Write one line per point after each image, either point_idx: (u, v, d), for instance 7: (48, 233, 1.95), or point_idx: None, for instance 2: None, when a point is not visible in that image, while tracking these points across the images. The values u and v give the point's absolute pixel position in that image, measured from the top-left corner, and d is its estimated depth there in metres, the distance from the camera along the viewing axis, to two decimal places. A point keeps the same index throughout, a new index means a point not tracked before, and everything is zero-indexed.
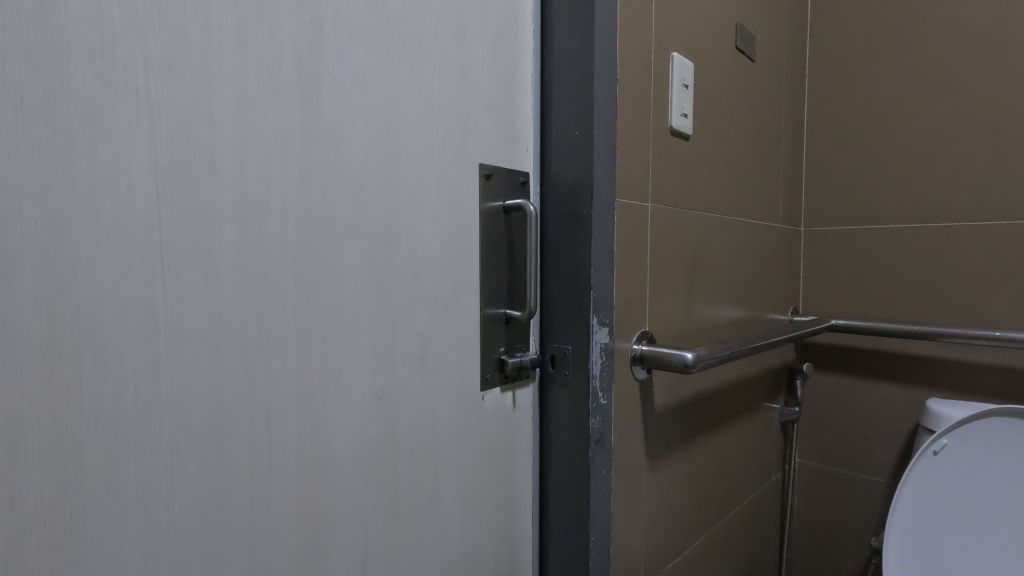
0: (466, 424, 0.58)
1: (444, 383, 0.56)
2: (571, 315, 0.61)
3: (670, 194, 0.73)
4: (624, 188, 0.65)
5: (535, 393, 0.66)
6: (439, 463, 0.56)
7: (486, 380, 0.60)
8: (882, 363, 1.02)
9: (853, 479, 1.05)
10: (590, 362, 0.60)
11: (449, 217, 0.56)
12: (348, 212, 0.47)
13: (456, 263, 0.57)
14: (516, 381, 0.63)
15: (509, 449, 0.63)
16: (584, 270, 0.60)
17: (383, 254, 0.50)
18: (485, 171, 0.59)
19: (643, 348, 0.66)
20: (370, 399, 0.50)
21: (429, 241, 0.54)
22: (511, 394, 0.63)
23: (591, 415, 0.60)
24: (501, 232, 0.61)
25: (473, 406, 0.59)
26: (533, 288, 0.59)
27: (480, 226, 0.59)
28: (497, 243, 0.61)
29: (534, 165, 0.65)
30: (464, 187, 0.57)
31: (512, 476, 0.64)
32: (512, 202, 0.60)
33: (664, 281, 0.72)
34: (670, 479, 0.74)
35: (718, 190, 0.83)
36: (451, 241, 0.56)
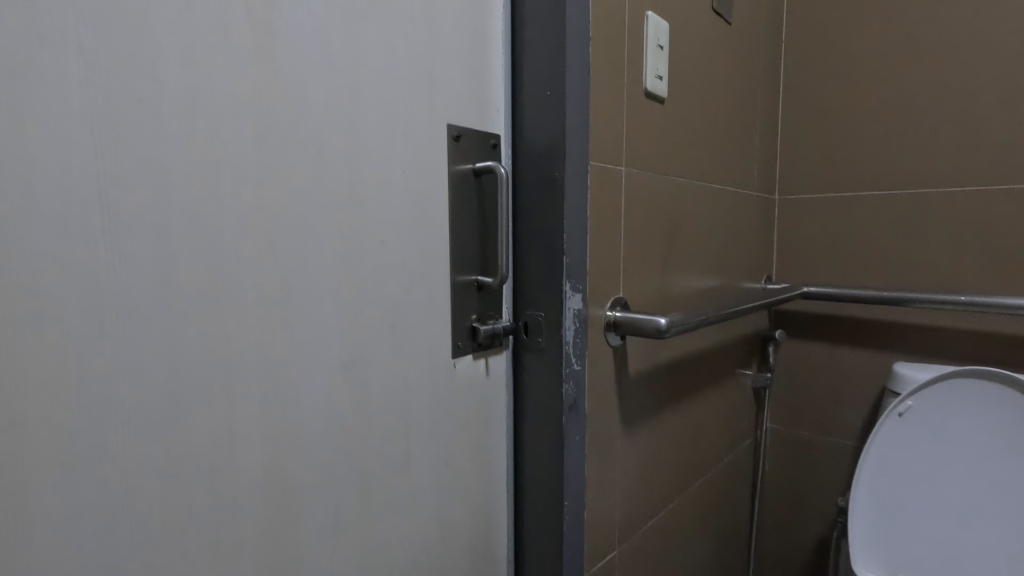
0: (438, 393, 0.57)
1: (415, 351, 0.55)
2: (545, 282, 0.60)
3: (646, 159, 0.72)
4: (598, 151, 0.64)
5: (509, 361, 0.65)
6: (411, 433, 0.55)
7: (458, 348, 0.59)
8: (852, 329, 1.03)
9: (822, 442, 1.08)
10: (562, 328, 0.59)
11: (417, 181, 0.54)
12: (307, 173, 0.45)
13: (425, 227, 0.55)
14: (489, 349, 0.62)
15: (483, 418, 0.63)
16: (557, 235, 0.59)
17: (348, 219, 0.48)
18: (454, 133, 0.57)
19: (617, 315, 0.65)
20: (337, 366, 0.48)
21: (397, 205, 0.52)
22: (484, 362, 0.62)
23: (565, 381, 0.60)
24: (472, 196, 0.60)
25: (445, 375, 0.58)
26: (505, 253, 0.57)
27: (450, 190, 0.57)
28: (468, 208, 0.59)
29: (505, 128, 0.63)
30: (433, 150, 0.55)
31: (485, 445, 0.63)
32: (482, 164, 0.58)
33: (638, 247, 0.72)
34: (645, 444, 0.75)
35: (694, 156, 0.83)
36: (420, 205, 0.54)
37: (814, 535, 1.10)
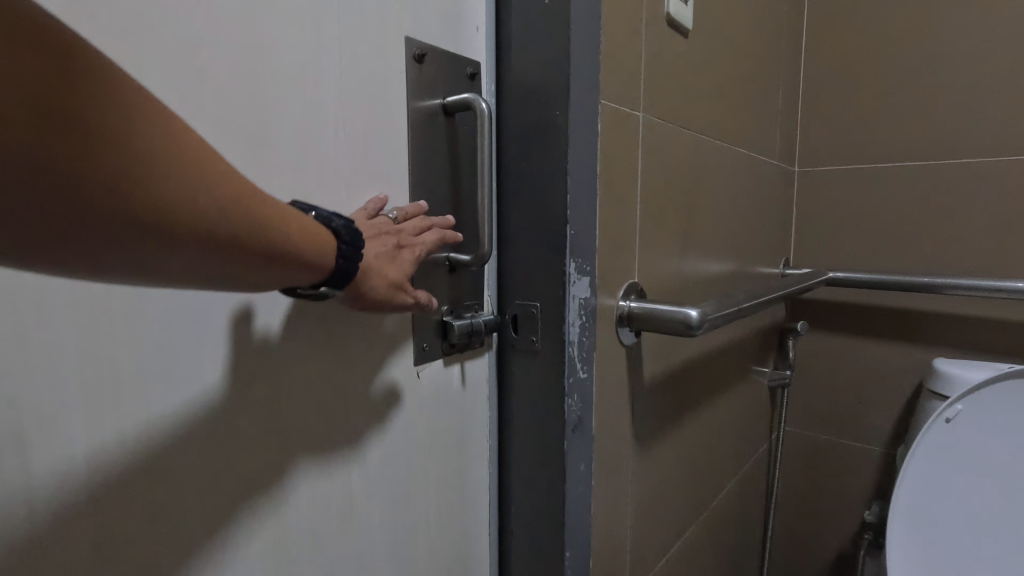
0: (397, 415, 0.42)
1: (362, 356, 0.39)
2: (539, 261, 0.45)
3: (664, 107, 0.57)
4: (610, 88, 0.48)
5: (493, 365, 0.50)
6: (354, 475, 0.39)
7: (424, 351, 0.44)
8: (883, 319, 0.90)
9: (843, 447, 0.96)
10: (566, 325, 0.44)
11: (357, 116, 0.38)
12: (180, 84, 0.29)
13: (373, 179, 0.40)
14: (465, 350, 0.47)
15: (458, 441, 0.48)
16: (558, 199, 0.43)
17: (251, 160, 0.32)
18: (416, 51, 0.41)
19: (632, 305, 0.50)
20: (237, 383, 0.32)
21: (328, 148, 0.36)
22: (460, 368, 0.47)
23: (568, 396, 0.45)
24: (441, 143, 0.44)
25: (406, 389, 0.42)
26: (487, 222, 0.42)
27: (410, 131, 0.42)
28: (435, 158, 0.44)
29: (487, 54, 0.47)
30: (385, 72, 0.39)
31: (461, 477, 0.48)
32: (455, 99, 0.43)
33: (655, 219, 0.56)
34: (660, 465, 0.60)
35: (715, 109, 0.68)
36: (365, 148, 0.39)
37: (833, 550, 0.98)
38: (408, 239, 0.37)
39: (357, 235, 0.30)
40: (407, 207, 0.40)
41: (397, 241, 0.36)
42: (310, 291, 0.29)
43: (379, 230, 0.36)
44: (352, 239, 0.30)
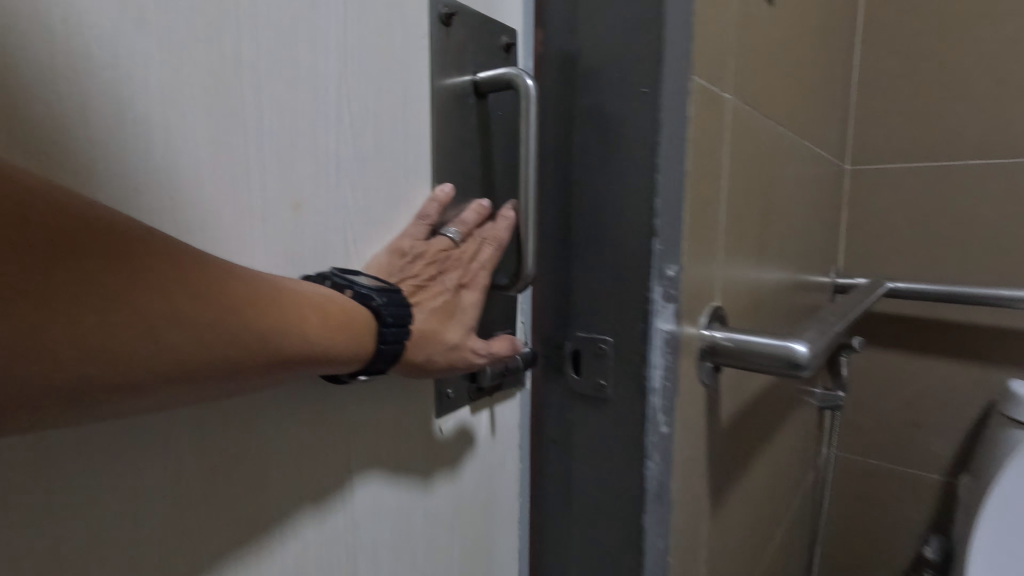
0: (415, 480, 0.32)
1: (371, 411, 0.30)
2: (614, 283, 0.34)
3: (754, 86, 0.45)
4: (706, 58, 0.37)
5: (526, 406, 0.41)
6: (358, 570, 0.30)
7: (446, 400, 0.34)
8: (951, 336, 0.80)
9: (897, 474, 0.87)
10: (649, 366, 0.34)
11: (369, 90, 0.28)
12: (107, 40, 0.19)
13: (388, 183, 0.30)
14: (495, 393, 0.38)
15: (487, 505, 0.38)
16: (641, 203, 0.33)
17: (223, 156, 0.22)
18: (442, 10, 0.31)
19: (718, 336, 0.40)
20: (198, 471, 0.22)
21: (329, 133, 0.26)
22: (489, 414, 0.38)
23: (648, 458, 0.34)
24: (471, 132, 0.34)
25: (424, 449, 0.33)
26: (530, 237, 0.31)
27: (434, 119, 0.32)
28: (464, 151, 0.34)
29: (525, 20, 0.37)
30: (402, 38, 0.29)
31: (490, 549, 0.39)
32: (490, 74, 0.32)
33: (739, 226, 0.46)
34: (730, 518, 0.51)
35: (796, 91, 0.56)
36: (378, 142, 0.29)
37: None
38: (470, 269, 0.31)
39: (404, 310, 0.26)
40: (468, 215, 0.32)
41: (457, 283, 0.30)
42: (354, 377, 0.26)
43: (437, 270, 0.30)
44: (397, 320, 0.25)
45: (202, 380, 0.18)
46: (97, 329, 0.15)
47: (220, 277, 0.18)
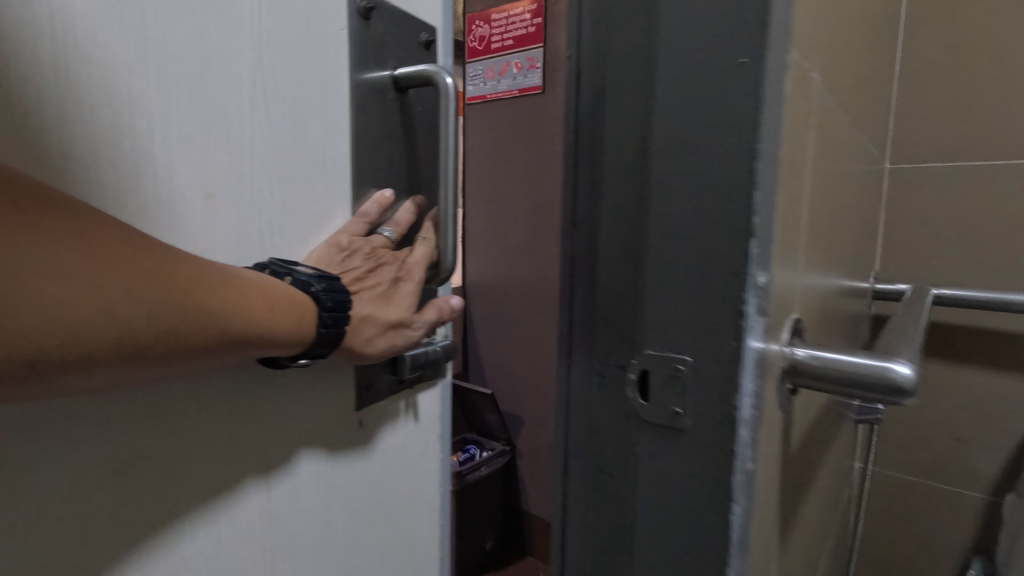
0: (337, 470, 0.35)
1: (296, 407, 0.32)
2: (701, 295, 0.29)
3: (830, 71, 0.40)
4: (802, 28, 0.31)
5: (437, 399, 0.45)
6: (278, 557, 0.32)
7: (368, 390, 0.37)
8: (995, 347, 0.76)
9: (934, 491, 0.82)
10: (740, 394, 0.28)
11: (296, 84, 0.31)
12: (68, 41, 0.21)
13: (311, 174, 0.32)
14: (414, 382, 0.41)
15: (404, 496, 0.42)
16: (735, 198, 0.27)
17: (166, 145, 0.25)
18: (363, 5, 0.35)
19: (801, 353, 0.35)
20: (104, 472, 0.23)
21: (262, 123, 0.29)
22: (407, 404, 0.42)
23: (734, 502, 0.29)
24: (392, 126, 0.37)
25: (347, 443, 0.36)
26: (450, 234, 0.37)
27: (351, 112, 0.34)
28: (384, 145, 0.37)
29: (443, 19, 0.41)
30: (323, 37, 0.32)
31: (409, 535, 0.42)
32: (409, 70, 0.36)
33: (814, 228, 0.41)
34: (792, 553, 0.45)
35: (860, 82, 0.52)
36: (303, 138, 0.31)
37: None
38: (405, 265, 0.37)
39: (341, 295, 0.30)
40: (400, 216, 0.37)
41: (393, 276, 0.36)
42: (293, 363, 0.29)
43: (374, 264, 0.35)
44: (335, 304, 0.29)
45: (156, 358, 0.21)
46: (70, 313, 0.18)
47: (174, 264, 0.22)
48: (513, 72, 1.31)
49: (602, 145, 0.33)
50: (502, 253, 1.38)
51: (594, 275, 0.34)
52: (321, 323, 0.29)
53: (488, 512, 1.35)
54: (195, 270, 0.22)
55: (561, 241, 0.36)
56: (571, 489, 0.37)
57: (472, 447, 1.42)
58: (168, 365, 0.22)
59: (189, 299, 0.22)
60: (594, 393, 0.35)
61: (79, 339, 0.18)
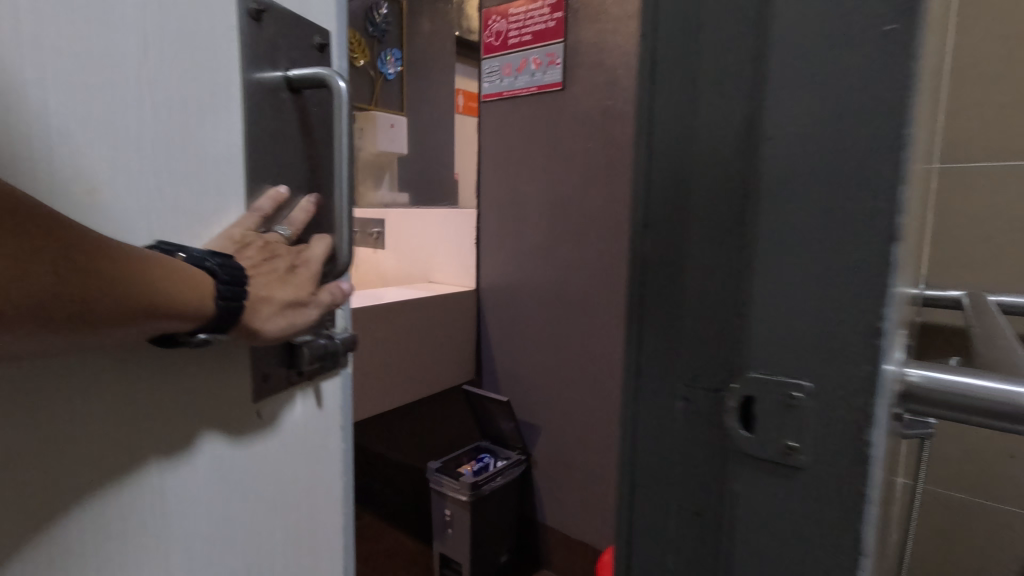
0: (225, 454, 0.45)
1: (207, 391, 0.43)
2: (826, 310, 0.24)
3: (929, 57, 0.36)
4: None
5: (346, 386, 0.60)
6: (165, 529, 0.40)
7: (266, 379, 0.49)
8: None
9: (987, 510, 0.78)
10: (874, 425, 0.24)
11: (179, 93, 0.38)
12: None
13: (205, 172, 0.41)
14: (318, 370, 0.54)
15: (316, 460, 0.56)
16: (872, 193, 0.23)
17: (75, 155, 0.33)
18: (253, 10, 0.43)
19: (916, 374, 0.30)
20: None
21: (147, 129, 0.37)
22: (318, 391, 0.56)
23: (861, 551, 0.25)
24: (293, 118, 0.48)
25: (263, 424, 0.49)
26: (346, 233, 0.47)
27: (244, 107, 0.43)
28: (291, 136, 0.48)
29: (333, 25, 0.52)
30: (208, 40, 0.40)
31: (326, 483, 0.58)
32: (301, 75, 0.46)
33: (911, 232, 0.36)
34: None
35: (932, 75, 0.48)
36: (185, 139, 0.39)
37: None
38: (300, 254, 0.46)
39: (231, 273, 0.38)
40: (296, 216, 0.47)
41: (287, 265, 0.45)
42: (192, 337, 0.37)
43: (267, 256, 0.43)
44: (229, 278, 0.38)
45: (75, 314, 0.29)
46: (40, 281, 0.27)
47: (81, 248, 0.29)
48: (531, 68, 1.27)
49: (683, 133, 0.29)
50: (518, 256, 1.34)
51: (676, 283, 0.30)
52: (216, 299, 0.37)
53: (503, 522, 1.31)
54: (115, 252, 0.31)
55: (629, 243, 0.32)
56: (645, 532, 0.32)
57: (486, 455, 1.38)
58: (89, 324, 0.29)
59: (94, 276, 0.29)
60: (672, 420, 0.30)
61: (48, 301, 0.27)
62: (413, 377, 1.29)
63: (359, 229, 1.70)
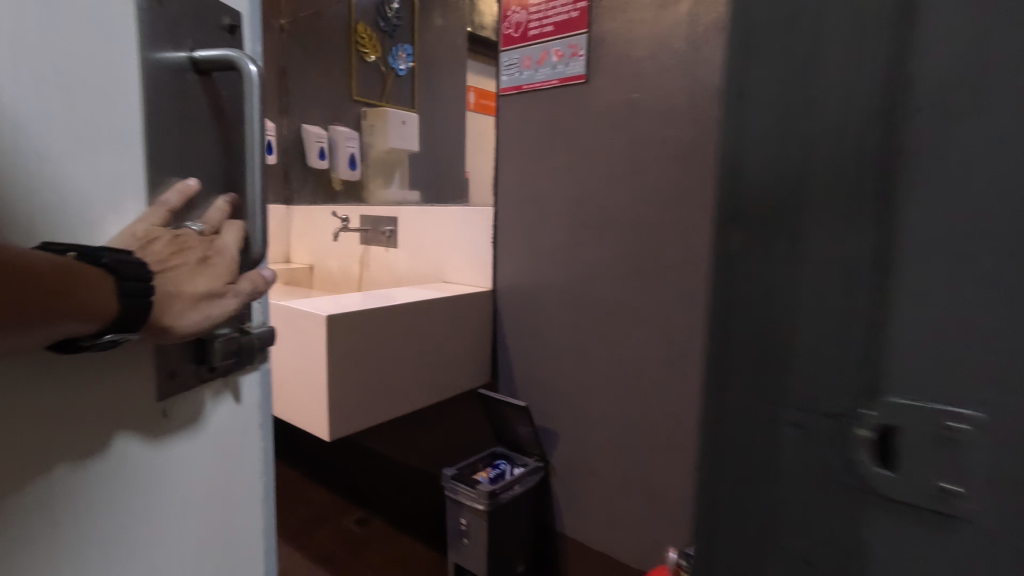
0: (116, 457, 0.41)
1: (103, 393, 0.39)
2: (970, 337, 0.27)
3: None
4: None
5: (267, 386, 0.55)
6: (37, 538, 0.36)
7: (175, 379, 0.45)
8: None
9: None
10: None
11: (53, 72, 0.35)
12: None
13: (101, 159, 0.38)
14: (239, 370, 0.50)
15: (235, 462, 0.52)
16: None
17: None
18: None
19: None
20: None
21: (15, 111, 0.33)
22: (239, 391, 0.52)
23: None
24: (204, 103, 0.44)
25: (167, 425, 0.45)
26: (258, 223, 0.45)
27: (143, 88, 0.40)
28: (203, 122, 0.44)
29: (246, 7, 0.49)
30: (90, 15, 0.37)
31: (246, 489, 0.54)
32: (208, 55, 0.42)
33: None
34: None
35: None
36: (70, 127, 0.36)
37: None
38: (211, 247, 0.43)
39: (127, 272, 0.36)
40: (209, 214, 0.44)
41: (199, 257, 0.42)
42: (96, 340, 0.35)
43: (176, 249, 0.41)
44: (121, 275, 0.35)
45: None
46: None
47: None
48: (552, 61, 1.22)
49: (796, 175, 0.31)
50: (537, 255, 1.29)
51: (785, 311, 0.32)
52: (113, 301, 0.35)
53: (521, 532, 1.26)
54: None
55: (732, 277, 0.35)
56: (761, 525, 0.35)
57: (503, 462, 1.33)
58: None
59: None
60: (779, 440, 0.33)
61: None
62: (427, 381, 1.25)
63: (371, 227, 1.65)
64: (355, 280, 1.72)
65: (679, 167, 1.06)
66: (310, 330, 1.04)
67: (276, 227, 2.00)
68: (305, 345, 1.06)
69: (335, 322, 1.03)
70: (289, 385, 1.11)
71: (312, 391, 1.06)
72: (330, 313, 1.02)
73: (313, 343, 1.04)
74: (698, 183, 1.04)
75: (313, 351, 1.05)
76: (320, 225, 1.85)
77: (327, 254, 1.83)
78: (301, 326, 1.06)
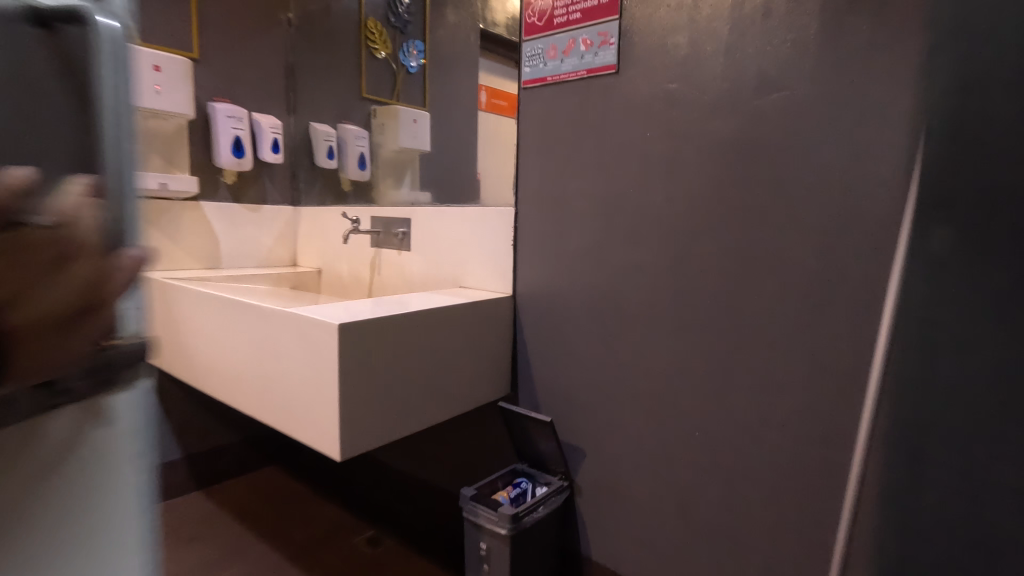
0: None
1: None
2: None
3: None
4: None
5: (147, 401, 0.50)
6: None
7: (17, 400, 0.39)
8: None
9: None
10: None
11: None
12: None
13: None
14: (103, 382, 0.45)
15: (91, 485, 0.46)
16: None
17: None
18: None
19: None
20: None
21: None
22: (109, 406, 0.46)
23: None
24: (48, 70, 0.40)
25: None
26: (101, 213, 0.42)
27: None
28: (51, 98, 0.40)
29: None
30: None
31: (109, 512, 0.48)
32: (48, 14, 0.39)
33: None
34: None
35: None
36: None
37: None
38: (52, 245, 0.38)
39: None
40: (59, 211, 0.39)
41: (45, 253, 0.38)
42: None
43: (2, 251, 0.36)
44: None
45: None
46: None
47: None
48: (579, 50, 1.13)
49: None
50: (562, 258, 1.21)
51: None
52: None
53: (545, 558, 1.17)
54: None
55: None
56: None
57: (525, 481, 1.25)
58: None
59: None
60: None
61: None
62: (445, 394, 1.16)
63: (382, 229, 1.57)
64: (365, 284, 1.64)
65: (720, 162, 0.98)
66: (321, 340, 0.96)
67: (284, 229, 1.93)
68: (315, 356, 0.98)
69: (348, 331, 0.94)
70: (298, 399, 1.03)
71: (323, 405, 0.98)
72: (342, 321, 0.94)
73: (324, 353, 0.96)
74: (742, 180, 0.96)
75: (323, 362, 0.97)
76: (329, 227, 1.78)
77: (337, 257, 1.75)
78: (311, 335, 0.98)
